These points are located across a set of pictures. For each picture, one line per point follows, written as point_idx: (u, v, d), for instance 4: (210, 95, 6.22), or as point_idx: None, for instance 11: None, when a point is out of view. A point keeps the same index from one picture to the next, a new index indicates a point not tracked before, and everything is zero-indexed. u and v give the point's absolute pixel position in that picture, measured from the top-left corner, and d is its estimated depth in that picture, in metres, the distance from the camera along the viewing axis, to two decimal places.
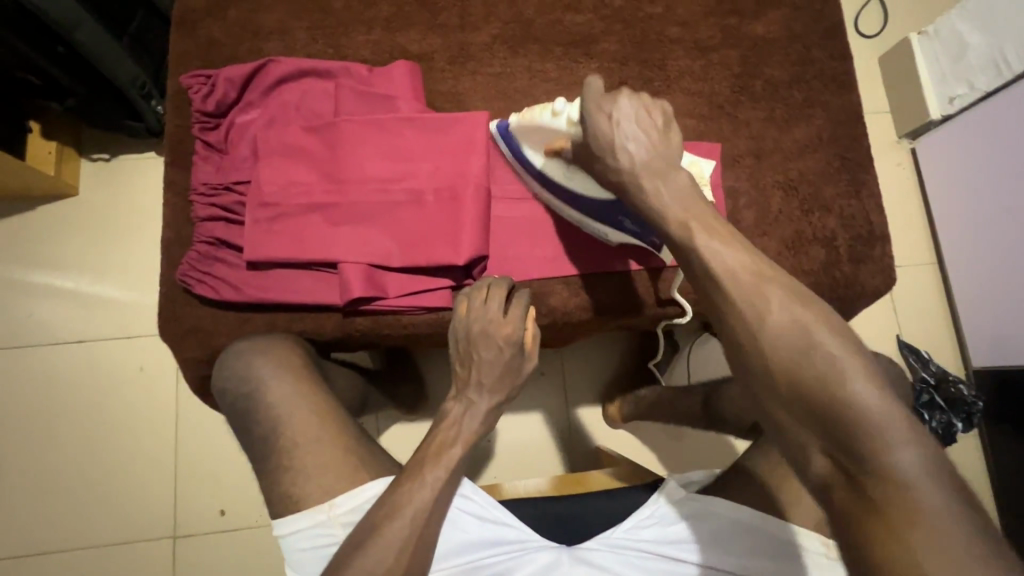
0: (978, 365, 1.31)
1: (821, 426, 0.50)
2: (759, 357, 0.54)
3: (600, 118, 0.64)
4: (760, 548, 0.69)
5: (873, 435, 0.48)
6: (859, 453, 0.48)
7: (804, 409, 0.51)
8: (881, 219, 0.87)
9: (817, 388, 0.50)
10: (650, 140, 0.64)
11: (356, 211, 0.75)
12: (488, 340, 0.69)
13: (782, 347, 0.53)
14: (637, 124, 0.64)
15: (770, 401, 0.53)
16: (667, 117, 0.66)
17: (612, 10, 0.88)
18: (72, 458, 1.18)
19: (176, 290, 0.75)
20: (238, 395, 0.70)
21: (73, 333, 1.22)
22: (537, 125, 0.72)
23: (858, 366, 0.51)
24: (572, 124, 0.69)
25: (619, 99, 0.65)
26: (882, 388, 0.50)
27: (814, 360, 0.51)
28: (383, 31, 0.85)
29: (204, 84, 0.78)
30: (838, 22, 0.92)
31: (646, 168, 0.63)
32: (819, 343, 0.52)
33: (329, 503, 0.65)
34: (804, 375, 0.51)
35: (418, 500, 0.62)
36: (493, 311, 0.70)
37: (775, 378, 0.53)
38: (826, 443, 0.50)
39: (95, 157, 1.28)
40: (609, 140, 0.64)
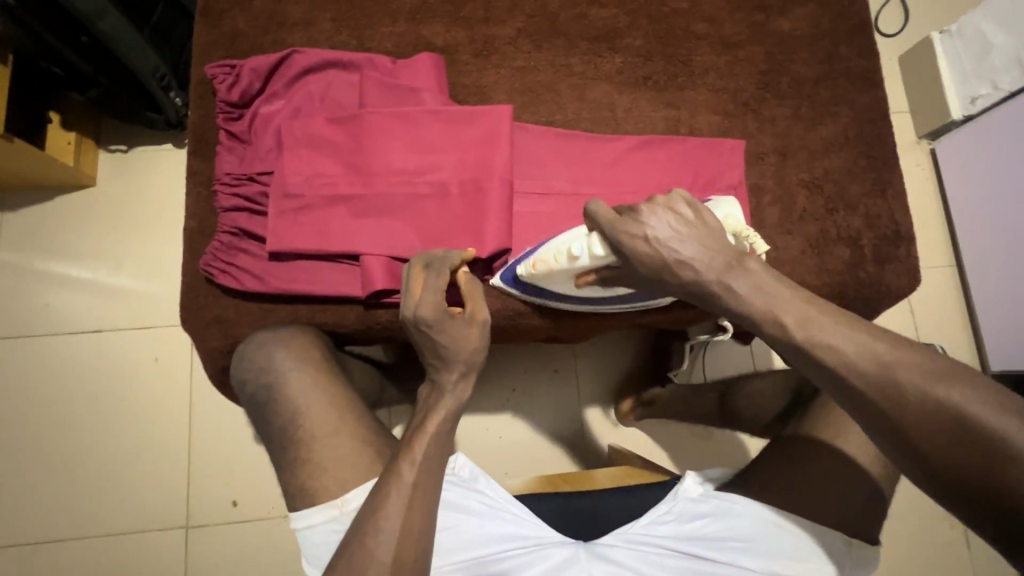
0: (996, 370, 1.30)
1: (982, 491, 0.48)
2: (894, 422, 0.51)
3: (639, 243, 0.60)
4: (782, 546, 0.68)
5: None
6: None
7: (959, 475, 0.49)
8: (906, 219, 0.85)
9: (964, 446, 0.48)
10: (701, 242, 0.59)
11: (379, 203, 0.75)
12: (419, 321, 0.67)
13: (916, 404, 0.50)
14: (678, 236, 0.59)
15: (919, 467, 0.50)
16: (694, 207, 0.61)
17: (637, 5, 0.88)
18: (90, 446, 1.19)
19: (198, 279, 0.75)
20: (258, 384, 0.70)
21: (91, 322, 1.23)
22: (557, 269, 0.68)
23: (1002, 416, 0.48)
24: (600, 258, 0.64)
25: (642, 215, 0.60)
26: None
27: (949, 410, 0.49)
28: (407, 23, 0.85)
29: (229, 74, 0.78)
30: (864, 20, 0.91)
31: (711, 271, 0.58)
32: (952, 393, 0.49)
33: (343, 497, 0.64)
34: (949, 433, 0.49)
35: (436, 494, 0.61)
36: (413, 288, 0.68)
37: (918, 442, 0.50)
38: (993, 507, 0.47)
39: (113, 148, 1.28)
40: (660, 261, 0.59)
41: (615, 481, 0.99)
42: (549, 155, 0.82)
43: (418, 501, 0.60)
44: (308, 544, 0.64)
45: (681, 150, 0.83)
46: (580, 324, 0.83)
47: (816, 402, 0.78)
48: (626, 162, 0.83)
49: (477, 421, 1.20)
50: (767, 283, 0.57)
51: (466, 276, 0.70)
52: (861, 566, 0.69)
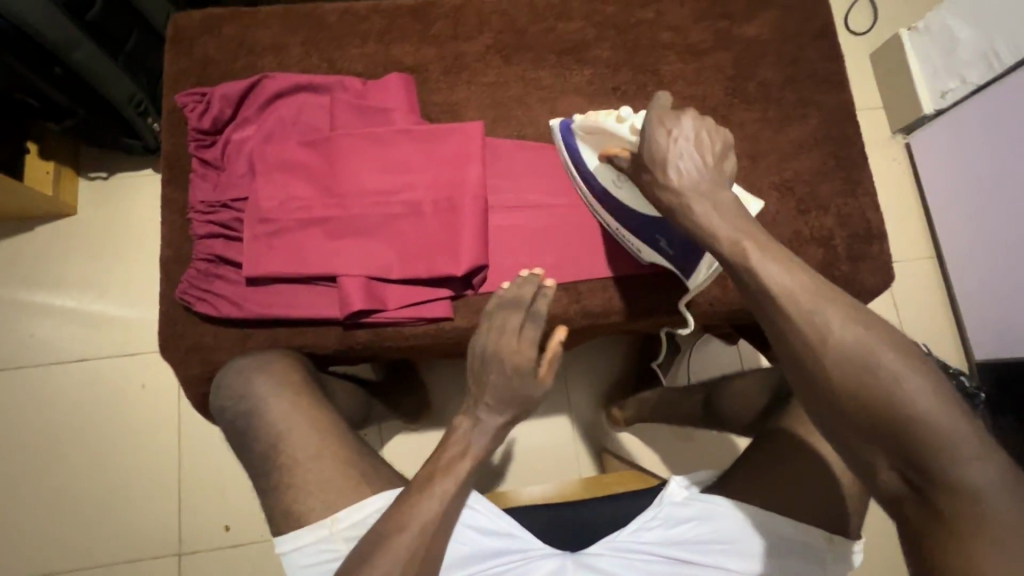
0: (981, 359, 1.31)
1: (888, 445, 0.51)
2: (827, 387, 0.53)
3: (660, 131, 0.62)
4: (767, 547, 0.69)
5: (942, 452, 0.49)
6: (930, 471, 0.49)
7: (876, 431, 0.51)
8: (878, 217, 0.87)
9: (886, 414, 0.50)
10: (701, 162, 0.62)
11: (354, 223, 0.75)
12: (498, 361, 0.68)
13: (846, 365, 0.52)
14: (690, 148, 0.62)
15: (833, 415, 0.53)
16: (727, 144, 0.63)
17: (604, 17, 0.89)
18: (80, 476, 1.18)
19: (176, 307, 0.75)
20: (236, 412, 0.69)
21: (78, 351, 1.22)
22: (599, 126, 0.69)
23: (920, 378, 0.51)
24: (633, 133, 0.66)
25: (681, 117, 0.62)
26: (943, 397, 0.51)
27: (879, 379, 0.51)
28: (377, 44, 0.85)
29: (200, 102, 0.78)
30: (828, 23, 0.92)
31: (691, 186, 0.61)
32: (884, 363, 0.51)
33: (330, 518, 0.63)
34: (870, 391, 0.51)
35: (424, 515, 0.61)
36: (504, 327, 0.69)
37: (844, 406, 0.52)
38: (895, 459, 0.51)
39: (93, 176, 1.28)
40: (659, 155, 0.61)
41: (606, 488, 0.99)
42: (522, 169, 0.83)
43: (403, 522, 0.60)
44: (297, 565, 0.63)
45: None
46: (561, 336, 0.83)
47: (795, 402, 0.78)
48: None
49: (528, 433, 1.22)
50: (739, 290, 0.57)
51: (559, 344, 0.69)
52: (846, 561, 0.70)
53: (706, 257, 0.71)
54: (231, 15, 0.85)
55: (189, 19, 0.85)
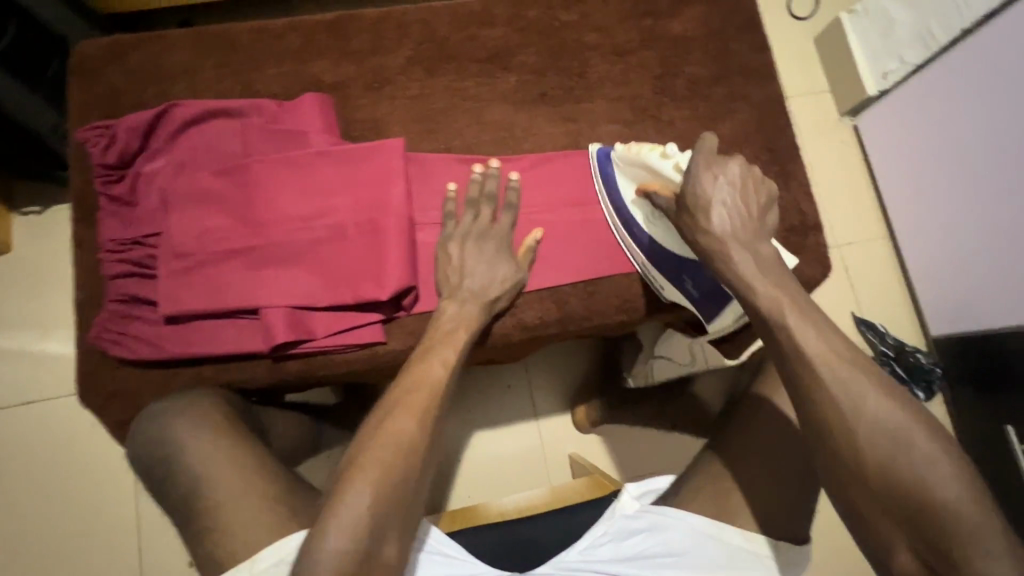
0: (937, 334, 1.33)
1: (911, 525, 0.49)
2: (848, 455, 0.52)
3: (706, 176, 0.62)
4: (715, 557, 0.68)
5: (966, 541, 0.47)
6: (950, 556, 0.48)
7: (899, 508, 0.50)
8: (813, 208, 0.87)
9: (909, 490, 0.49)
10: (739, 210, 0.62)
11: (274, 252, 0.72)
12: (473, 246, 0.75)
13: (875, 438, 0.51)
14: (734, 194, 0.62)
15: (854, 489, 0.52)
16: (771, 197, 0.64)
17: (527, 22, 0.87)
18: (29, 525, 1.13)
19: (92, 351, 0.72)
20: (154, 458, 0.67)
21: (18, 396, 1.17)
22: (641, 158, 0.71)
23: (944, 458, 0.49)
24: (677, 173, 0.67)
25: (731, 164, 0.63)
26: (968, 483, 0.49)
27: (908, 454, 0.50)
28: (293, 63, 0.83)
29: (104, 135, 0.75)
30: (754, 16, 0.92)
31: (733, 236, 0.61)
32: (914, 439, 0.50)
33: (251, 559, 0.60)
34: (894, 467, 0.50)
35: (355, 508, 0.52)
36: (482, 216, 0.76)
37: (865, 475, 0.51)
38: (914, 541, 0.49)
39: (26, 212, 1.23)
40: (704, 198, 0.62)
41: (570, 496, 0.99)
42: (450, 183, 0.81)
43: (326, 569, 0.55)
44: None
45: (581, 164, 0.84)
46: (501, 351, 0.82)
47: (739, 401, 0.77)
48: (526, 181, 0.83)
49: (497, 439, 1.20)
50: None
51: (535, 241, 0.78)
52: (793, 566, 0.69)
53: (731, 304, 0.73)
54: (137, 41, 0.82)
55: (92, 48, 0.81)
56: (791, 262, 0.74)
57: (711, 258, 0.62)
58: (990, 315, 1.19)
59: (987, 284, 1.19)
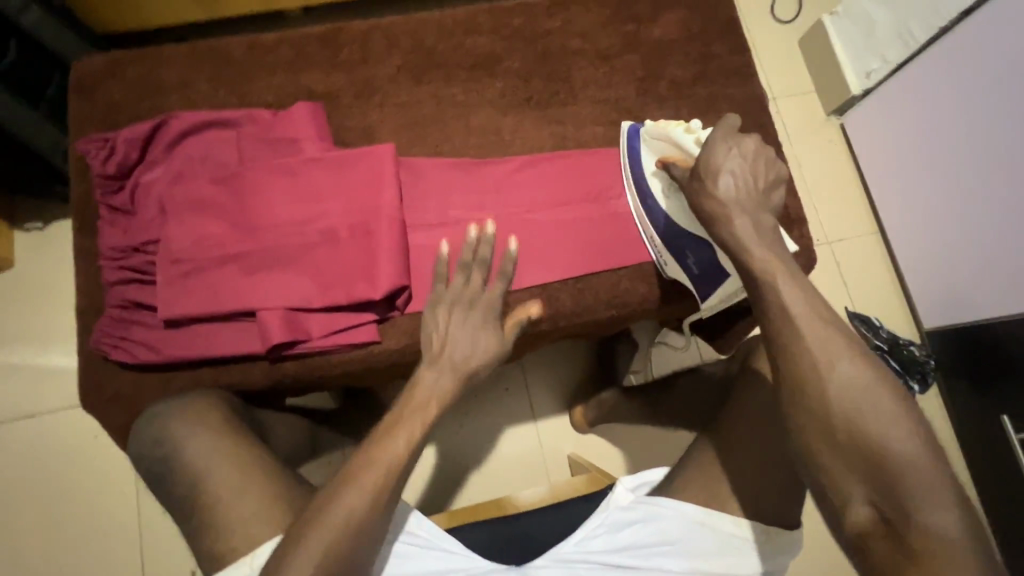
0: (930, 326, 1.34)
1: (871, 479, 0.52)
2: (819, 409, 0.54)
3: (721, 144, 0.62)
4: (706, 544, 0.69)
5: (919, 493, 0.51)
6: (904, 506, 0.51)
7: (863, 462, 0.53)
8: (796, 202, 0.89)
9: (870, 442, 0.52)
10: (750, 182, 0.61)
11: (269, 256, 0.74)
12: (456, 315, 0.70)
13: (847, 396, 0.53)
14: (746, 166, 0.62)
15: (823, 442, 0.54)
16: (779, 178, 0.63)
17: (512, 29, 0.90)
18: (31, 538, 1.14)
19: (92, 356, 0.74)
20: (153, 459, 0.68)
21: (21, 409, 1.18)
22: (663, 133, 0.72)
23: (909, 423, 0.53)
24: (695, 147, 0.68)
25: (748, 140, 0.63)
26: (926, 446, 0.52)
27: (874, 416, 0.53)
28: (285, 74, 0.85)
29: (103, 147, 0.77)
30: (732, 19, 0.95)
31: (738, 203, 0.60)
32: (879, 397, 0.53)
33: (256, 549, 0.61)
34: (862, 426, 0.53)
35: (322, 541, 0.55)
36: (473, 282, 0.71)
37: (833, 429, 0.53)
38: (870, 493, 0.52)
39: (28, 227, 1.24)
40: (716, 164, 0.61)
41: (570, 492, 1.01)
42: (440, 186, 0.83)
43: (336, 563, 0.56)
44: None
45: (569, 164, 0.87)
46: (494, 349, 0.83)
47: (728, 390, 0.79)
48: (514, 183, 0.85)
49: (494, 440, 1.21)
50: None
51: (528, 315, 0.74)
52: (786, 551, 0.70)
53: (731, 282, 0.74)
54: (134, 57, 0.84)
55: (91, 64, 0.84)
56: (791, 248, 0.73)
57: (713, 221, 0.61)
58: (980, 304, 1.21)
59: (977, 274, 1.20)
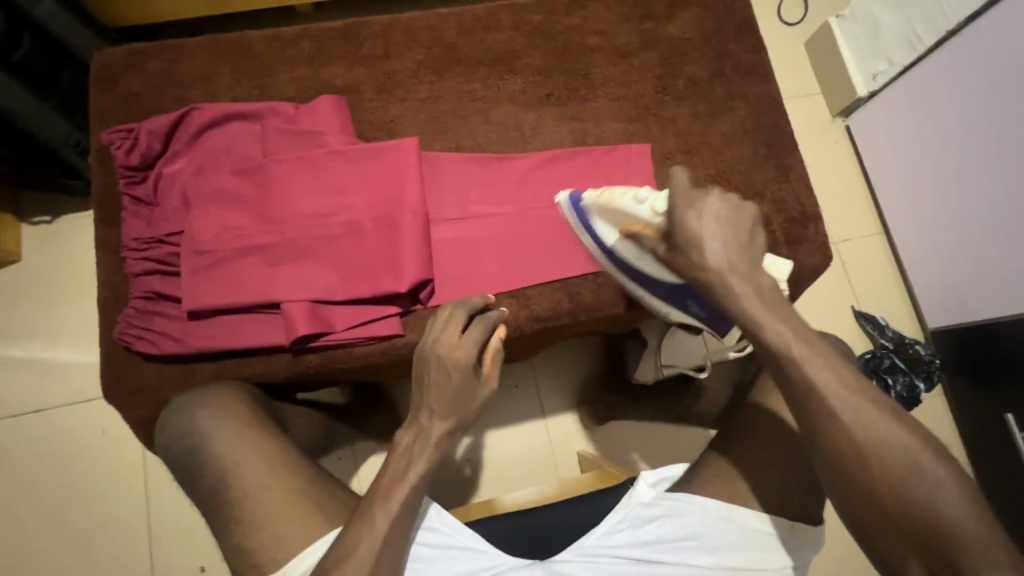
0: (934, 326, 1.35)
1: (923, 545, 0.51)
2: (855, 467, 0.54)
3: (689, 214, 0.60)
4: (729, 539, 0.70)
5: (971, 558, 0.49)
6: (956, 568, 0.49)
7: (911, 528, 0.52)
8: (812, 201, 0.90)
9: (913, 505, 0.51)
10: (734, 241, 0.60)
11: (293, 248, 0.75)
12: (439, 362, 0.67)
13: (884, 453, 0.53)
14: (719, 227, 0.60)
15: (866, 504, 0.54)
16: (754, 220, 0.62)
17: (531, 26, 0.91)
18: (39, 534, 1.12)
19: (115, 348, 0.73)
20: (181, 450, 0.68)
21: (29, 404, 1.17)
22: (615, 206, 0.68)
23: (953, 481, 0.52)
24: (656, 214, 0.64)
25: (710, 195, 0.61)
26: (974, 503, 0.51)
27: (916, 475, 0.52)
28: (306, 67, 0.86)
29: (127, 138, 0.77)
30: (748, 18, 0.96)
31: (732, 270, 0.59)
32: (918, 460, 0.53)
33: (302, 552, 0.62)
34: (902, 482, 0.52)
35: (368, 543, 0.59)
36: (449, 321, 0.69)
37: (873, 491, 0.53)
38: (925, 558, 0.51)
39: (36, 221, 1.23)
40: (696, 237, 0.60)
41: (580, 489, 1.01)
42: (461, 181, 0.84)
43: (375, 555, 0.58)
44: None
45: (588, 161, 0.87)
46: (513, 343, 0.84)
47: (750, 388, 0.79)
48: (535, 179, 0.86)
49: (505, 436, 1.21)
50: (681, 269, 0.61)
51: (501, 338, 0.71)
52: (806, 546, 0.71)
53: (735, 330, 0.73)
54: (155, 48, 0.84)
55: (112, 56, 0.84)
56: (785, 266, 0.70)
57: (713, 292, 0.60)
58: (984, 305, 1.22)
59: (982, 275, 1.22)
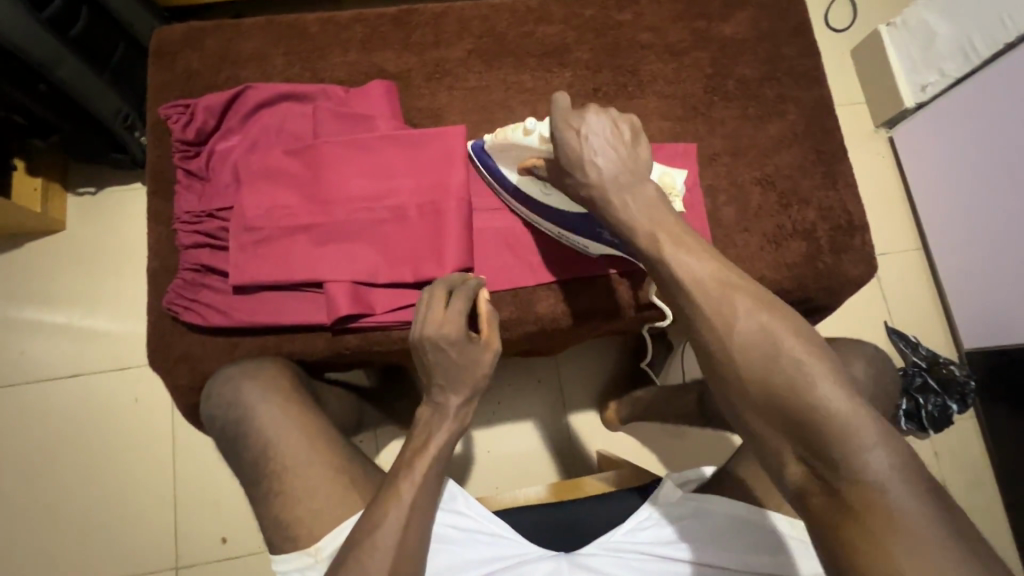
0: (970, 347, 1.31)
1: (797, 435, 0.50)
2: (731, 375, 0.52)
3: (570, 134, 0.62)
4: (763, 544, 0.69)
5: (839, 442, 0.48)
6: (828, 457, 0.48)
7: (780, 417, 0.50)
8: (859, 209, 0.88)
9: (791, 396, 0.50)
10: (619, 156, 0.61)
11: (339, 229, 0.75)
12: (431, 340, 0.66)
13: (751, 349, 0.52)
14: (603, 141, 0.62)
15: (742, 399, 0.52)
16: (636, 131, 0.64)
17: (582, 20, 0.90)
18: (68, 494, 1.14)
19: (164, 318, 0.76)
20: (226, 420, 0.70)
21: (67, 367, 1.19)
22: (509, 142, 0.72)
23: (819, 365, 0.51)
24: (543, 141, 0.68)
25: (588, 113, 0.62)
26: (844, 390, 0.50)
27: (783, 361, 0.51)
28: (359, 52, 0.86)
29: (184, 114, 0.79)
30: (804, 20, 0.94)
31: (613, 181, 0.61)
32: (788, 354, 0.51)
33: (338, 527, 0.63)
34: (773, 371, 0.51)
35: (399, 522, 0.60)
36: (436, 298, 0.68)
37: (749, 387, 0.52)
38: (800, 449, 0.50)
39: (81, 192, 1.25)
40: (578, 156, 0.61)
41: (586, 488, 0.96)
42: None
43: (405, 533, 0.59)
44: None
45: None
46: (548, 335, 0.84)
47: None
48: None
49: (511, 430, 1.19)
50: None
51: (489, 302, 0.71)
52: None
53: (652, 283, 0.79)
54: (212, 27, 0.86)
55: (171, 32, 0.86)
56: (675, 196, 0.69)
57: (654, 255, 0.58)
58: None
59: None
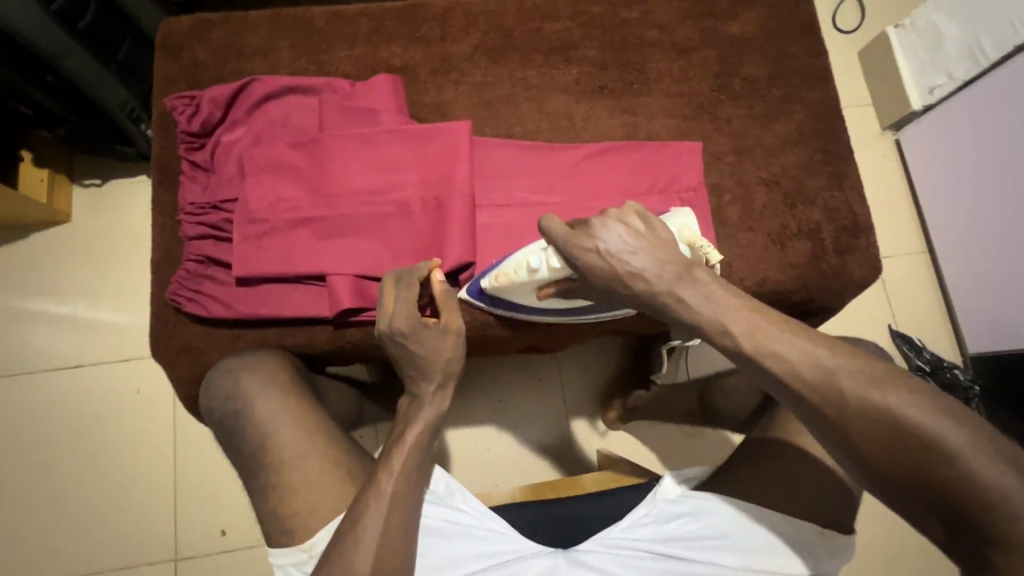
0: (975, 351, 1.30)
1: (935, 505, 0.50)
2: (856, 450, 0.52)
3: (591, 257, 0.61)
4: (761, 542, 0.69)
5: (987, 508, 0.47)
6: (977, 525, 0.48)
7: (914, 489, 0.50)
8: (865, 210, 0.87)
9: (927, 464, 0.49)
10: (654, 254, 0.60)
11: (342, 223, 0.75)
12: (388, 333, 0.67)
13: (869, 422, 0.52)
14: (628, 247, 0.60)
15: (870, 469, 0.52)
16: (644, 213, 0.63)
17: (589, 17, 0.90)
18: (69, 484, 1.15)
19: (166, 309, 0.76)
20: (226, 412, 0.70)
21: (69, 358, 1.20)
22: (516, 284, 0.69)
23: (957, 431, 0.50)
24: (556, 271, 0.66)
25: (595, 229, 0.61)
26: (989, 455, 0.49)
27: (911, 431, 0.50)
28: (365, 46, 0.86)
29: (189, 105, 0.79)
30: (812, 20, 0.94)
31: (664, 282, 0.59)
32: (919, 423, 0.50)
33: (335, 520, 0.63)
34: (901, 440, 0.50)
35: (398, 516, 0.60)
36: (387, 289, 0.68)
37: (871, 457, 0.52)
38: (940, 516, 0.50)
39: (87, 183, 1.26)
40: (614, 274, 0.61)
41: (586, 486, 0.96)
42: (511, 166, 0.83)
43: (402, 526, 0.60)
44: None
45: (640, 155, 0.85)
46: (551, 331, 0.83)
47: (775, 409, 0.79)
48: (586, 170, 0.84)
49: (511, 428, 1.19)
50: (712, 288, 0.59)
51: (443, 283, 0.70)
52: (838, 554, 0.69)
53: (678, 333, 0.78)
54: (219, 20, 0.86)
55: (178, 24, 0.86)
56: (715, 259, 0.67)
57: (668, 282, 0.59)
58: None
59: None
